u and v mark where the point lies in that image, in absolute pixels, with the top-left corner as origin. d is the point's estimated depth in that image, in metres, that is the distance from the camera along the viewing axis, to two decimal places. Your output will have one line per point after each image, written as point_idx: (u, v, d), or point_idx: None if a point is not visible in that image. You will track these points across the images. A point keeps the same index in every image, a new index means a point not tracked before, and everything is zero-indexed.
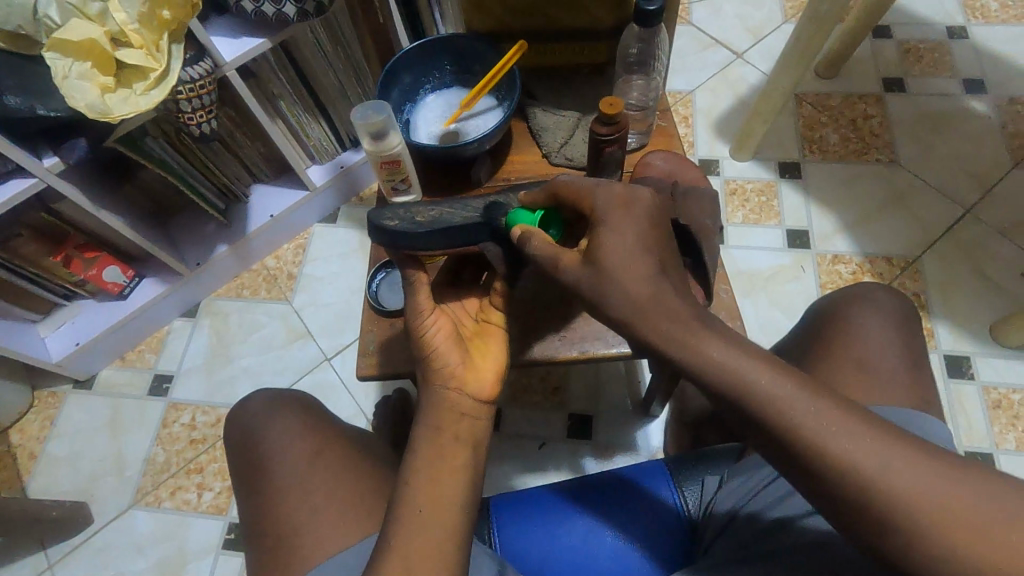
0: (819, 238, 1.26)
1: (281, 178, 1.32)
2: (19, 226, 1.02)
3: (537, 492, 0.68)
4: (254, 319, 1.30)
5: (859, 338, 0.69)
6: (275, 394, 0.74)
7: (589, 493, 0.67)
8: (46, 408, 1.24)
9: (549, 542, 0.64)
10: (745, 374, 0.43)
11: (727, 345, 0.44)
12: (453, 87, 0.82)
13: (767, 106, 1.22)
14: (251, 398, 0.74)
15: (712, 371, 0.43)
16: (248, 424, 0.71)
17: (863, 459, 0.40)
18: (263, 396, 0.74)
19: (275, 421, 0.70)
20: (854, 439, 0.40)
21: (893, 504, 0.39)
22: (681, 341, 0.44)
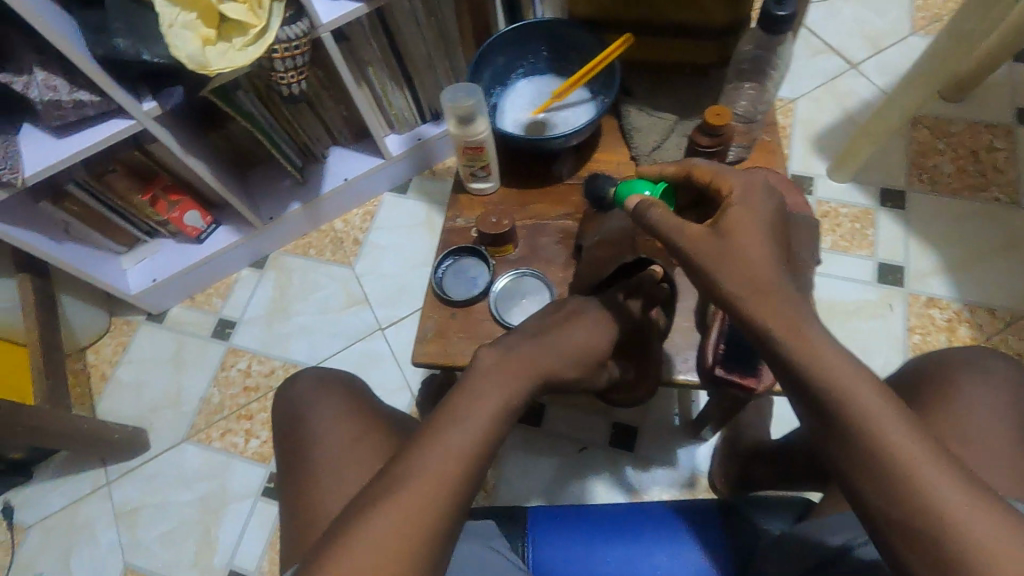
0: (914, 277, 1.15)
1: (359, 143, 1.33)
2: (114, 162, 1.07)
3: (582, 510, 0.66)
4: (316, 279, 1.32)
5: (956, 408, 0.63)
6: (323, 373, 0.75)
7: (630, 523, 0.65)
8: (120, 334, 1.32)
9: (583, 566, 0.62)
10: (842, 381, 0.45)
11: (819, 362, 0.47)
12: (546, 74, 0.78)
13: (878, 126, 1.11)
14: (300, 375, 0.75)
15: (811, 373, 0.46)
16: (294, 402, 0.71)
17: (950, 488, 0.41)
18: (313, 372, 0.75)
19: (324, 400, 0.71)
20: (943, 470, 0.42)
21: (969, 543, 0.39)
22: (780, 335, 0.48)
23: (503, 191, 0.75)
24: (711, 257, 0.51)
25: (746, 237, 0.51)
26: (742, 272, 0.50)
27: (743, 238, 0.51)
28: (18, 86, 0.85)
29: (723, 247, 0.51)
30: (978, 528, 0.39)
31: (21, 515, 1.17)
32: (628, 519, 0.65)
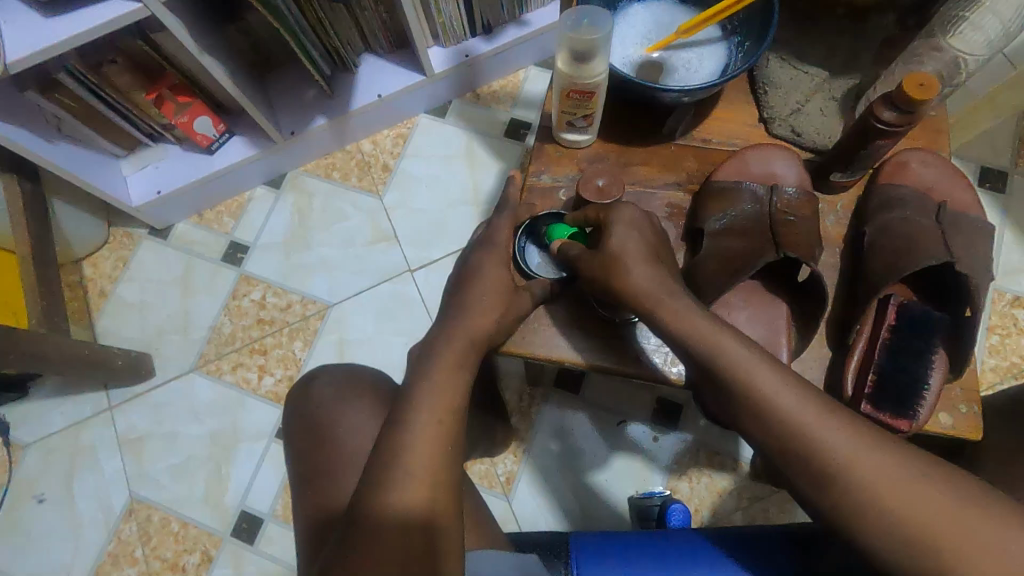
0: (1004, 271, 1.05)
1: (397, 54, 1.15)
2: (113, 52, 0.90)
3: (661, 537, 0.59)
4: (340, 207, 1.19)
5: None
6: (349, 372, 0.69)
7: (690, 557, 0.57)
8: (121, 248, 1.19)
9: None
10: (781, 401, 0.51)
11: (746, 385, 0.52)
12: (666, 0, 0.62)
13: (1007, 96, 0.96)
14: (322, 372, 0.69)
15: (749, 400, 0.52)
16: (321, 404, 0.66)
17: (884, 474, 0.47)
18: (334, 370, 0.69)
19: (350, 407, 0.65)
20: (877, 458, 0.47)
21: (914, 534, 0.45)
22: (724, 356, 0.53)
23: None
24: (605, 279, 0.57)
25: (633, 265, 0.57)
26: (653, 297, 0.56)
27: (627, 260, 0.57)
28: None
29: (608, 267, 0.58)
30: (927, 514, 0.45)
31: (18, 433, 1.10)
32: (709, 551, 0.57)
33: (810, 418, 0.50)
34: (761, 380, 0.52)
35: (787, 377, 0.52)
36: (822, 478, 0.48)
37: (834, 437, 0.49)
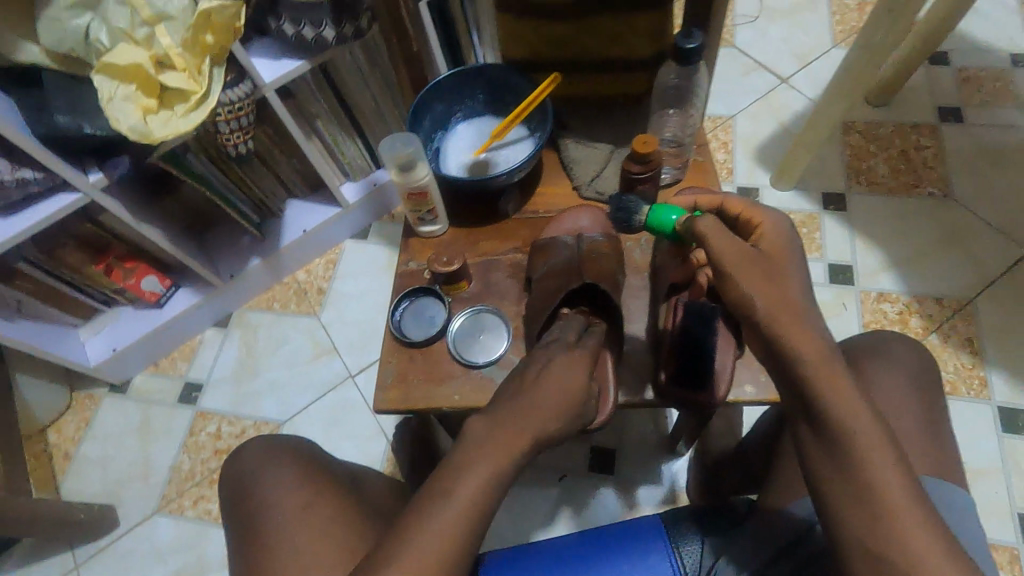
0: (863, 275, 1.20)
1: (316, 194, 1.34)
2: (65, 236, 1.06)
3: (542, 545, 0.67)
4: (283, 333, 1.31)
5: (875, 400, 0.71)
6: (271, 440, 0.73)
7: (582, 556, 0.65)
8: (82, 410, 1.27)
9: None
10: (827, 373, 0.49)
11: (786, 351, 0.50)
12: (485, 116, 0.82)
13: (811, 135, 1.17)
14: (247, 443, 0.73)
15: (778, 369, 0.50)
16: (245, 472, 0.70)
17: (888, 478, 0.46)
18: (261, 440, 0.73)
19: (272, 470, 0.69)
20: (891, 461, 0.47)
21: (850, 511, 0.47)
22: (782, 335, 0.50)
23: (452, 232, 0.77)
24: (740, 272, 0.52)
25: (781, 273, 0.53)
26: (770, 293, 0.52)
27: (780, 269, 0.53)
28: None
29: (761, 266, 0.53)
30: (902, 518, 0.45)
31: None
32: (588, 544, 0.66)
33: (835, 392, 0.49)
34: (809, 359, 0.50)
35: (830, 357, 0.50)
36: (831, 444, 0.49)
37: (850, 412, 0.48)
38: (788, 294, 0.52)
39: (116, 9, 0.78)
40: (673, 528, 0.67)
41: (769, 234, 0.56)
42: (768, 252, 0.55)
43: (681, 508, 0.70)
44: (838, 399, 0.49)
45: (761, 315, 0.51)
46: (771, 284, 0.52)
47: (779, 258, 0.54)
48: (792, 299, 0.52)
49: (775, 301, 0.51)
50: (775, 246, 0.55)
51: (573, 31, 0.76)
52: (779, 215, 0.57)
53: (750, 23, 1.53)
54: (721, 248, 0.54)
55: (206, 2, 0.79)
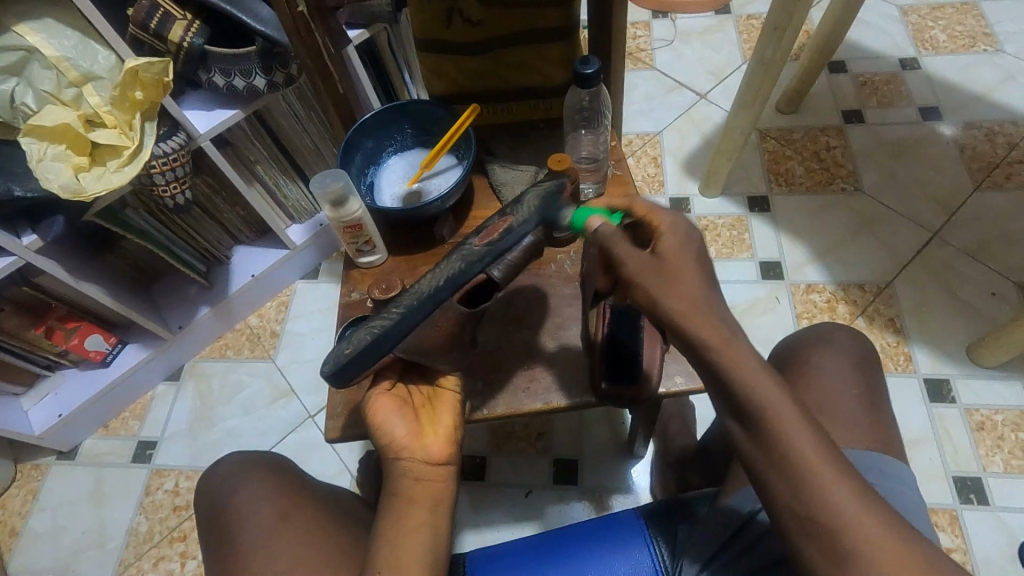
0: (792, 269, 1.28)
1: (263, 238, 1.35)
2: (0, 301, 1.04)
3: (519, 547, 0.68)
4: (237, 379, 1.30)
5: (816, 392, 0.65)
6: (246, 454, 0.70)
7: (563, 547, 0.67)
8: (28, 481, 1.22)
9: None
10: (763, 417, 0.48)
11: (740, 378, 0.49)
12: (415, 148, 0.86)
13: (728, 143, 1.25)
14: (221, 461, 0.69)
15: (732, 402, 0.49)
16: (217, 489, 0.66)
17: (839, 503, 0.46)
18: (234, 456, 0.70)
19: (244, 484, 0.66)
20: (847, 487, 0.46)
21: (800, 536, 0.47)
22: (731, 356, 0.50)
23: (392, 260, 0.80)
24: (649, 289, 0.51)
25: (684, 274, 0.51)
26: (679, 300, 0.51)
27: (680, 275, 0.51)
28: None
29: (661, 273, 0.52)
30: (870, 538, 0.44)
31: None
32: (557, 544, 0.67)
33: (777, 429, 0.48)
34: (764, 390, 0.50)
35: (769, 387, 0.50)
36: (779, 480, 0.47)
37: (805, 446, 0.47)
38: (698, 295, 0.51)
39: (41, 73, 0.81)
40: (653, 519, 0.69)
41: (670, 234, 0.53)
42: (667, 249, 0.52)
43: (662, 501, 0.71)
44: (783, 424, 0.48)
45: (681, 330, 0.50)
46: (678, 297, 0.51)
47: (677, 261, 0.52)
48: (699, 307, 0.50)
49: (686, 308, 0.50)
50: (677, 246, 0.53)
51: (488, 63, 0.82)
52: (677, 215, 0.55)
53: (666, 45, 1.63)
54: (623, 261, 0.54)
55: (132, 61, 0.82)
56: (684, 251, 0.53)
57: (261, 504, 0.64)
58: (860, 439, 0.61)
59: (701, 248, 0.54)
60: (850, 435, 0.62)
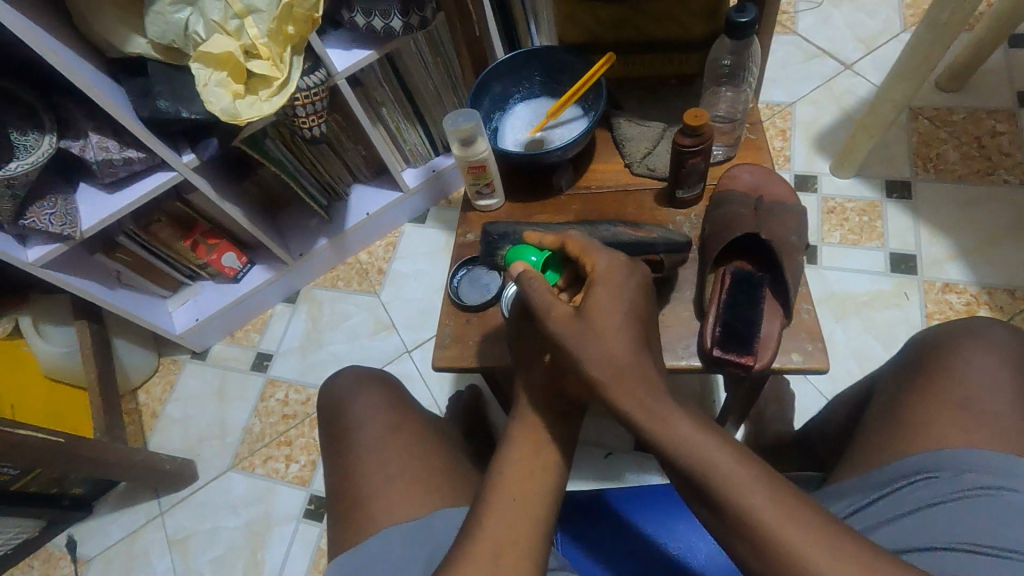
0: (928, 264, 1.16)
1: (378, 179, 1.41)
2: (158, 212, 1.19)
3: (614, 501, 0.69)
4: (345, 308, 1.40)
5: (956, 389, 0.60)
6: (363, 370, 0.76)
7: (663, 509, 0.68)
8: (168, 373, 1.40)
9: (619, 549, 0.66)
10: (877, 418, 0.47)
11: (692, 420, 0.50)
12: (541, 97, 0.86)
13: (873, 119, 1.13)
14: (341, 372, 0.77)
15: (680, 446, 0.49)
16: (338, 395, 0.73)
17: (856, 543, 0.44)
18: (352, 371, 0.77)
19: (361, 394, 0.72)
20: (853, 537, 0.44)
21: (811, 553, 0.43)
22: None
23: (508, 206, 0.82)
24: (574, 346, 0.53)
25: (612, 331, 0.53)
26: (601, 357, 0.52)
27: (606, 329, 0.53)
28: (76, 149, 0.96)
29: (587, 329, 0.53)
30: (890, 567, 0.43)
31: (83, 548, 1.24)
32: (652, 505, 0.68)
33: None
34: None
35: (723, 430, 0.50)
36: None
37: None
38: (626, 355, 0.52)
39: (212, 3, 0.87)
40: None
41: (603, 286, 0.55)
42: (597, 300, 0.54)
43: None
44: (738, 472, 0.47)
45: (606, 394, 0.52)
46: (613, 354, 0.52)
47: (603, 316, 0.53)
48: (628, 373, 0.51)
49: (611, 368, 0.52)
50: (608, 302, 0.54)
51: (628, 13, 0.79)
52: (616, 257, 0.58)
53: (813, 7, 1.49)
54: (546, 312, 0.55)
55: None
56: (615, 301, 0.54)
57: (375, 415, 0.70)
58: (1001, 446, 0.56)
59: (635, 305, 0.55)
60: (990, 441, 0.56)
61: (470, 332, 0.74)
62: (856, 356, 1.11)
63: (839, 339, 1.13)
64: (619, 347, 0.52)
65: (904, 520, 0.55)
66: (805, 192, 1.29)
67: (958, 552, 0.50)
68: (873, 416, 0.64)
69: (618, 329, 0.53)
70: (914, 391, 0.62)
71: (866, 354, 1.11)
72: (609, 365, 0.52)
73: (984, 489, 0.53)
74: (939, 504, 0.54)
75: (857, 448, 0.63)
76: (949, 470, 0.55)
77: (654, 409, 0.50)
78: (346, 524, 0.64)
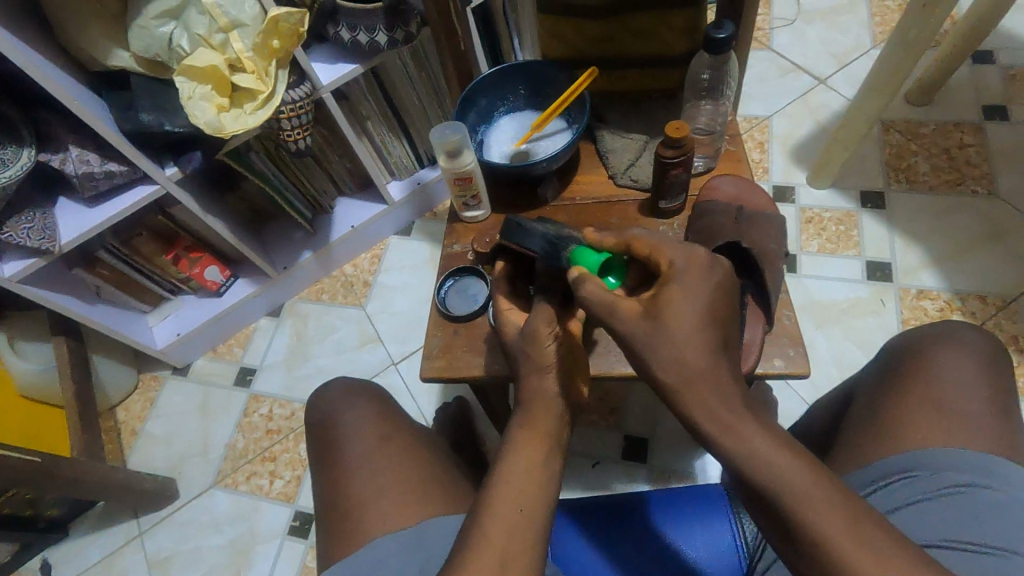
0: (903, 271, 1.19)
1: (363, 192, 1.41)
2: (139, 227, 1.17)
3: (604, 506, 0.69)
4: (331, 322, 1.39)
5: (931, 391, 0.62)
6: (351, 382, 0.76)
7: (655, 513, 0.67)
8: (148, 390, 1.37)
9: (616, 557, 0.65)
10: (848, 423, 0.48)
11: (770, 434, 0.46)
12: (526, 110, 0.87)
13: (848, 131, 1.17)
14: (329, 384, 0.76)
15: (753, 464, 0.45)
16: (326, 408, 0.73)
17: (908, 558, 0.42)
18: (339, 383, 0.77)
19: (348, 406, 0.72)
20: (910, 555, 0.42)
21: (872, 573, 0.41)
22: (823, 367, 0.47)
23: (494, 217, 0.83)
24: (644, 347, 0.48)
25: (681, 332, 0.47)
26: (672, 361, 0.47)
27: (678, 331, 0.48)
28: (56, 162, 0.95)
29: (656, 329, 0.48)
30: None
31: (58, 572, 1.20)
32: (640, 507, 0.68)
33: None
34: None
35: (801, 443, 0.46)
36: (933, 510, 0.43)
37: None
38: (701, 361, 0.47)
39: (197, 18, 0.88)
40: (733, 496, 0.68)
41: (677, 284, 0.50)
42: (665, 299, 0.49)
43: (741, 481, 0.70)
44: (811, 490, 0.44)
45: (677, 402, 0.47)
46: (684, 358, 0.47)
47: (677, 317, 0.48)
48: (703, 380, 0.47)
49: (683, 375, 0.47)
50: (684, 300, 0.49)
51: (610, 29, 0.81)
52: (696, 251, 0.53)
53: (787, 24, 1.54)
54: (610, 313, 0.51)
55: (274, 10, 0.88)
56: (693, 300, 0.49)
57: (363, 427, 0.70)
58: (976, 446, 0.58)
59: (715, 306, 0.49)
60: (966, 442, 0.58)
61: (457, 343, 0.75)
62: (836, 362, 1.13)
63: (819, 345, 1.15)
64: (695, 348, 0.47)
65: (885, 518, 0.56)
66: (784, 202, 1.32)
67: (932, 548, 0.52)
68: (853, 419, 0.66)
69: (694, 333, 0.48)
70: (892, 394, 0.64)
71: (845, 360, 1.14)
72: (681, 369, 0.47)
73: (960, 486, 0.55)
74: (916, 503, 0.55)
75: (841, 450, 0.64)
76: (925, 470, 0.57)
77: (727, 421, 0.46)
78: (335, 538, 0.63)
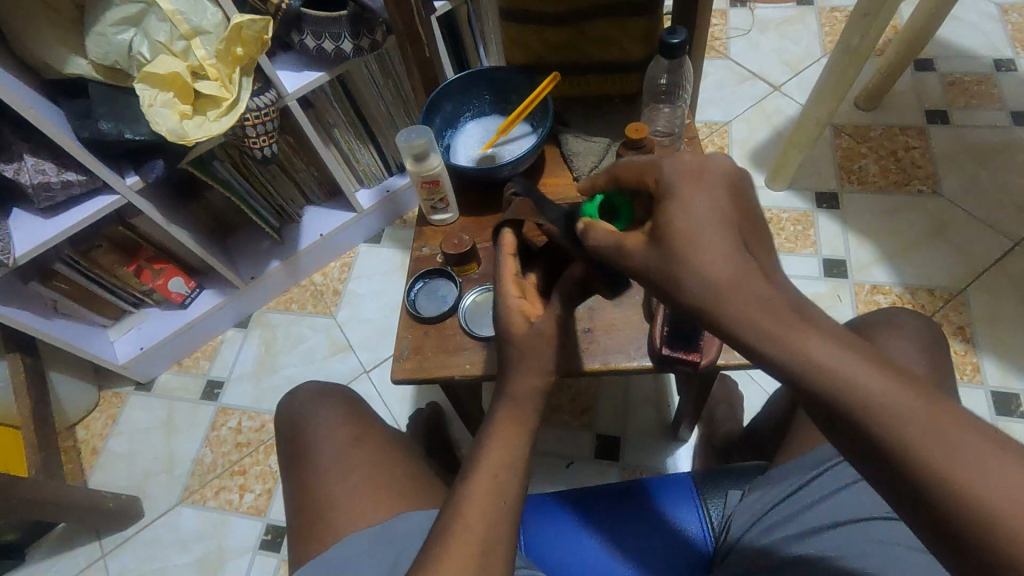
0: (856, 268, 1.25)
1: (332, 201, 1.41)
2: (98, 238, 1.14)
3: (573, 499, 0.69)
4: (300, 331, 1.37)
5: None
6: (322, 387, 0.76)
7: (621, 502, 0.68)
8: (109, 407, 1.33)
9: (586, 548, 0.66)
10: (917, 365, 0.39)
11: (835, 341, 0.38)
12: (491, 115, 0.89)
13: (801, 135, 1.22)
14: (299, 390, 0.76)
15: (811, 376, 0.37)
16: (296, 414, 0.73)
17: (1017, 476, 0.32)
18: (309, 388, 0.77)
19: (319, 411, 0.72)
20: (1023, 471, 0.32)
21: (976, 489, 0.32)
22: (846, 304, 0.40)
23: (462, 220, 0.84)
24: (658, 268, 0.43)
25: (695, 245, 0.41)
26: (693, 276, 0.41)
27: (690, 243, 0.41)
28: (9, 172, 0.92)
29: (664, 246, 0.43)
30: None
31: None
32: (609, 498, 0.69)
33: None
34: None
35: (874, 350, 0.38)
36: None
37: None
38: (727, 271, 0.40)
39: (157, 24, 0.87)
40: (701, 485, 0.70)
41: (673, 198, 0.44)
42: (669, 211, 0.44)
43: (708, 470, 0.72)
44: (887, 397, 0.35)
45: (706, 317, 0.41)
46: (701, 271, 0.40)
47: (684, 230, 0.42)
48: (735, 286, 0.39)
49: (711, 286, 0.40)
50: (690, 213, 0.43)
51: (569, 36, 0.84)
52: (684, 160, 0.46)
53: (742, 34, 1.60)
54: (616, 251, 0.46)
55: (238, 18, 0.88)
56: (697, 207, 0.43)
57: (333, 432, 0.70)
58: None
59: (724, 212, 0.43)
60: None
61: (427, 344, 0.75)
62: None
63: None
64: (714, 254, 0.41)
65: (840, 494, 0.59)
66: None
67: (883, 520, 0.55)
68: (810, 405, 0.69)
69: (713, 239, 0.41)
70: None
71: None
72: (707, 284, 0.40)
73: None
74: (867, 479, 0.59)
75: (799, 435, 0.67)
76: None
77: (772, 330, 0.38)
78: (307, 542, 0.63)
